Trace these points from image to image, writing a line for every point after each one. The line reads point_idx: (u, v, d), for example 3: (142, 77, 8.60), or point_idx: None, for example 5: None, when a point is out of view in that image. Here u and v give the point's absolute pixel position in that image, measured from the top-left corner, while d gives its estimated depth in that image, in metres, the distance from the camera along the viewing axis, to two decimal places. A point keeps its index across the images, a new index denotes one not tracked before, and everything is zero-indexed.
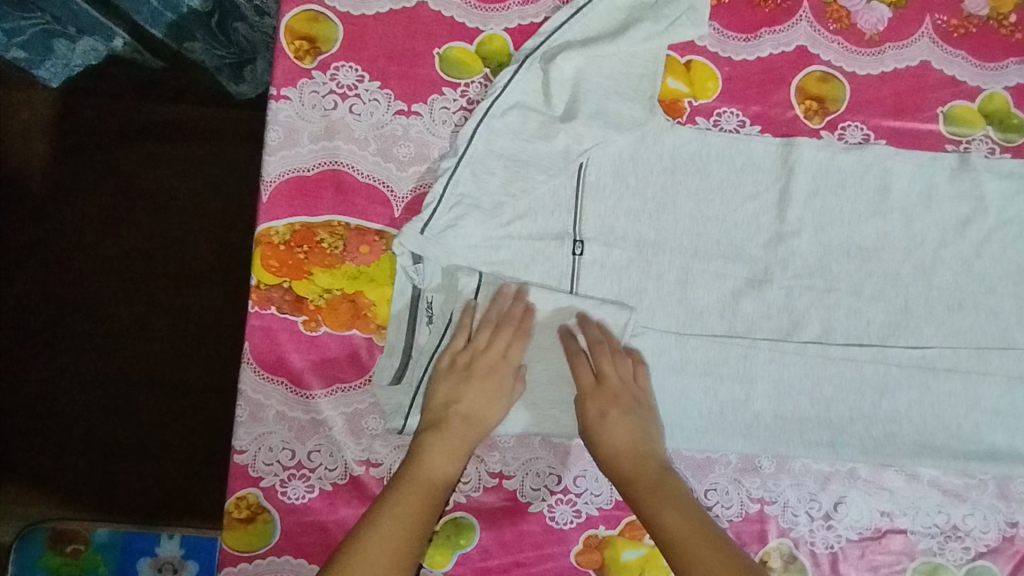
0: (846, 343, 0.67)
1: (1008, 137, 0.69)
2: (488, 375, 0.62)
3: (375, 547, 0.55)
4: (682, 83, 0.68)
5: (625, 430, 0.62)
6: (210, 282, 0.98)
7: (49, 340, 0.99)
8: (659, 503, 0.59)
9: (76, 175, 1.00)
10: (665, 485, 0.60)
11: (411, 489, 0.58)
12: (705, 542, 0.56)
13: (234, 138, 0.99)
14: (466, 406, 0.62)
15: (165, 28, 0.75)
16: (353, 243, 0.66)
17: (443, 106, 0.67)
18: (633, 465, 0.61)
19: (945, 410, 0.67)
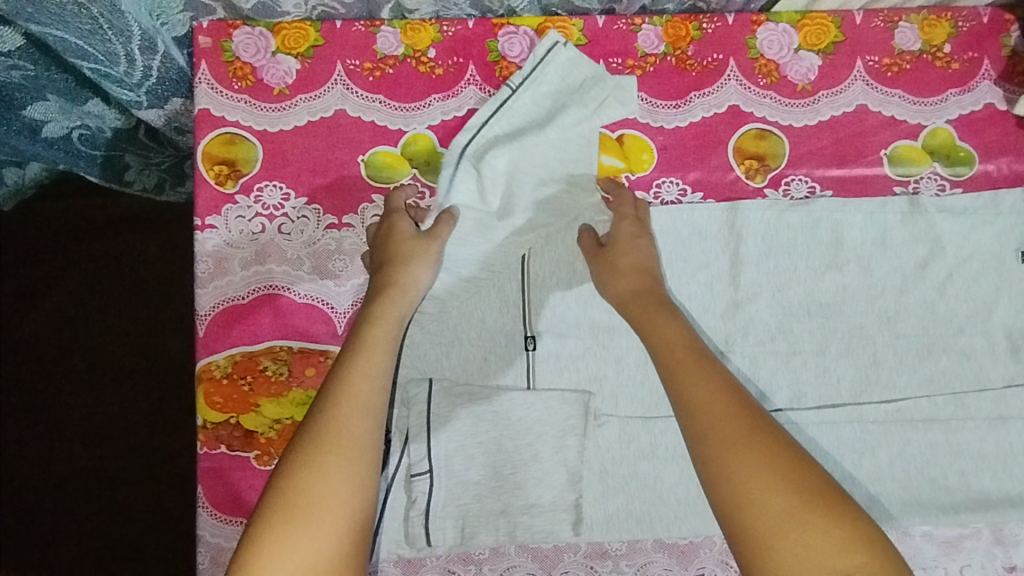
0: (818, 405, 0.65)
1: (956, 171, 0.67)
2: (401, 234, 0.61)
3: (343, 416, 0.51)
4: (616, 158, 0.66)
5: (643, 303, 0.60)
6: (172, 355, 0.99)
7: (21, 470, 0.98)
8: (673, 350, 0.56)
9: (27, 286, 0.99)
10: (667, 315, 0.59)
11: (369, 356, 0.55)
12: (721, 395, 0.52)
13: (179, 228, 1.00)
14: (386, 263, 0.60)
15: (102, 164, 0.81)
16: (298, 367, 0.63)
17: (375, 214, 0.65)
18: (642, 311, 0.60)
19: (928, 461, 0.65)
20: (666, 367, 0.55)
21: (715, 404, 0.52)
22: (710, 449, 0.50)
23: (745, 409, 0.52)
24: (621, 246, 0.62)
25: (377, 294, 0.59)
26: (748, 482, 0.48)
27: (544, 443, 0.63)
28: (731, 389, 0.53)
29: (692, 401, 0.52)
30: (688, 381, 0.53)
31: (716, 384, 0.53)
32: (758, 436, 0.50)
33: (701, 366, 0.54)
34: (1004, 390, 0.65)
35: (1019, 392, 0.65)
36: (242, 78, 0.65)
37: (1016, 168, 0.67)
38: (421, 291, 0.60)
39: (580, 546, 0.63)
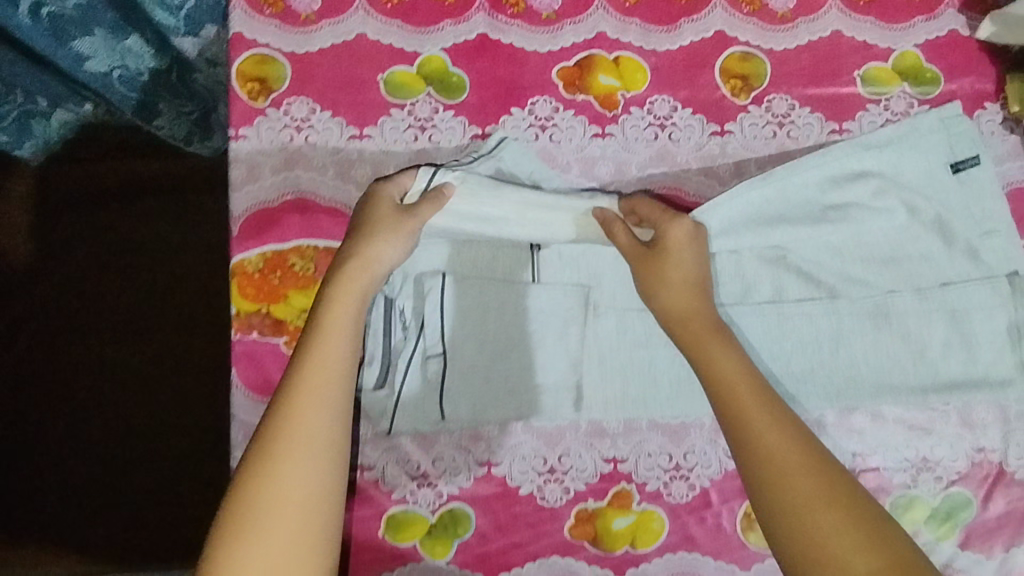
0: (799, 299, 0.69)
1: (924, 90, 0.73)
2: (387, 227, 0.64)
3: (294, 427, 0.58)
4: (612, 78, 0.72)
5: (708, 334, 0.63)
6: (200, 302, 1.09)
7: (64, 404, 1.06)
8: (738, 390, 0.60)
9: (68, 237, 1.09)
10: (728, 346, 0.63)
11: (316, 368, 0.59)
12: (805, 468, 0.56)
13: (208, 188, 1.10)
14: (364, 250, 0.64)
15: (139, 106, 0.86)
16: (323, 263, 0.70)
17: (393, 127, 0.71)
18: (699, 334, 0.64)
19: (897, 350, 0.69)
20: (731, 407, 0.60)
21: (780, 453, 0.57)
22: (781, 519, 0.55)
23: (815, 459, 0.57)
24: (668, 258, 0.65)
25: (340, 277, 0.63)
26: (822, 540, 0.53)
27: (549, 331, 0.69)
28: (819, 459, 0.57)
29: (759, 442, 0.58)
30: (760, 434, 0.58)
31: (787, 437, 0.58)
32: (828, 485, 0.55)
33: (769, 415, 0.59)
34: (971, 285, 0.70)
35: (978, 287, 0.69)
36: (273, 5, 0.72)
37: (978, 88, 0.73)
38: (384, 264, 0.64)
39: (580, 425, 0.69)
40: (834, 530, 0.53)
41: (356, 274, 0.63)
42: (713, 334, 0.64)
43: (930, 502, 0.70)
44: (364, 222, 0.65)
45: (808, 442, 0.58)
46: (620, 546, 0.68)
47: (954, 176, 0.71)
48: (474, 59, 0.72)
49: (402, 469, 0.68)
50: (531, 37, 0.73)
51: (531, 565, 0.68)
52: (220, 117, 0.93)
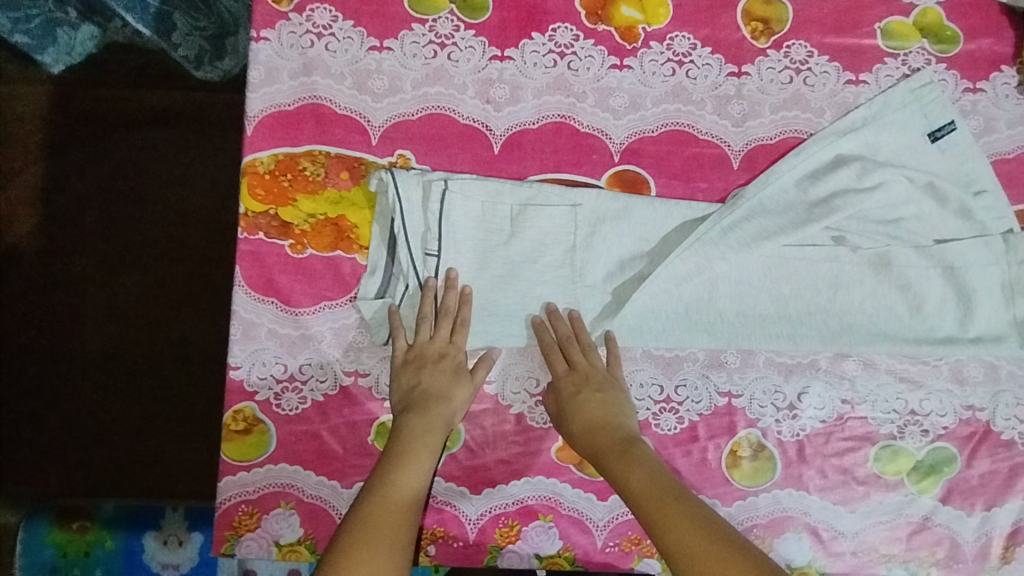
0: (801, 243, 0.69)
1: (942, 49, 0.72)
2: (450, 361, 0.66)
3: (406, 459, 0.62)
4: (635, 10, 0.72)
5: (623, 453, 0.62)
6: (203, 230, 1.07)
7: (65, 318, 1.07)
8: (646, 502, 0.58)
9: (76, 155, 1.07)
10: (637, 460, 0.61)
11: (445, 401, 0.65)
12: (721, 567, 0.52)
13: (220, 117, 1.07)
14: (430, 388, 0.65)
15: (151, 18, 0.78)
16: (334, 169, 0.70)
17: (413, 41, 0.72)
18: (611, 464, 0.62)
19: (894, 301, 0.69)
20: (651, 520, 0.57)
21: (699, 560, 0.53)
22: None
23: (731, 554, 0.53)
24: (572, 407, 0.65)
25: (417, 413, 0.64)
26: None
27: (550, 255, 0.68)
28: (736, 551, 0.53)
29: (671, 541, 0.55)
30: (678, 542, 0.54)
31: (703, 536, 0.54)
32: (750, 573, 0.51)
33: (676, 514, 0.56)
34: (973, 242, 0.69)
35: (971, 244, 0.69)
36: None
37: (996, 50, 0.72)
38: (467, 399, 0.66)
39: None
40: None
41: (434, 368, 0.65)
42: (623, 453, 0.62)
43: (915, 454, 0.68)
44: (420, 353, 0.66)
45: (723, 534, 0.55)
46: None
47: (933, 146, 0.71)
48: None
49: None
50: None
51: (516, 483, 0.67)
52: (235, 41, 0.87)
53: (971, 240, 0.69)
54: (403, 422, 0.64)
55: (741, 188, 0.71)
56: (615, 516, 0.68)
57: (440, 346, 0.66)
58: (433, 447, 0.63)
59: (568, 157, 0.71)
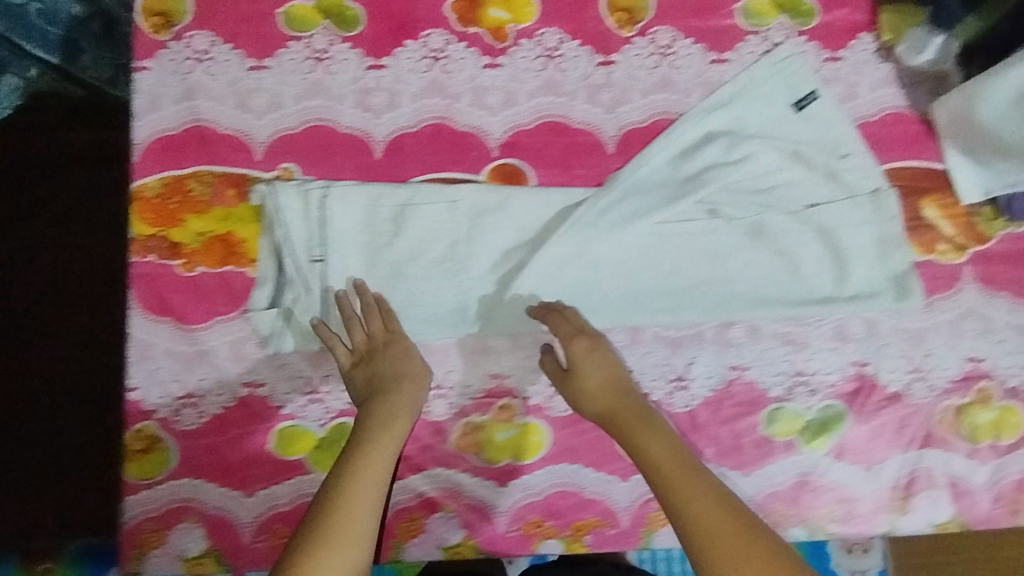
0: (678, 220, 0.72)
1: (802, 22, 0.74)
2: (396, 346, 0.67)
3: (375, 447, 0.61)
4: (502, 11, 0.74)
5: (620, 424, 0.63)
6: None
7: None
8: (662, 474, 0.58)
9: None
10: (658, 428, 0.61)
11: (408, 385, 0.65)
12: (739, 543, 0.54)
13: None
14: (388, 372, 0.65)
15: (56, 45, 0.81)
16: (220, 188, 0.72)
17: (291, 59, 0.73)
18: (627, 430, 0.62)
19: (773, 268, 0.71)
20: (666, 488, 0.57)
21: (716, 541, 0.54)
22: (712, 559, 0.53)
23: (757, 538, 0.54)
24: (609, 383, 0.65)
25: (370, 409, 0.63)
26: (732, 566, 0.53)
27: (433, 251, 0.70)
28: (764, 538, 0.54)
29: (692, 518, 0.55)
30: (699, 519, 0.55)
31: (730, 512, 0.55)
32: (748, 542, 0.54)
33: (691, 485, 0.57)
34: (843, 203, 0.72)
35: (841, 206, 0.72)
36: None
37: (853, 19, 0.75)
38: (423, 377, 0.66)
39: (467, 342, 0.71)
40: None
41: (383, 357, 0.66)
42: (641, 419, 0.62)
43: (802, 414, 0.71)
44: (369, 346, 0.67)
45: (751, 520, 0.55)
46: (505, 457, 0.69)
47: (799, 115, 0.73)
48: None
49: (292, 385, 0.70)
50: None
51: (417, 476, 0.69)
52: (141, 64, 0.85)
53: (840, 202, 0.72)
54: (365, 412, 0.63)
55: (618, 171, 0.72)
56: (517, 501, 0.69)
57: (382, 338, 0.67)
58: (404, 433, 0.63)
59: (448, 156, 0.73)
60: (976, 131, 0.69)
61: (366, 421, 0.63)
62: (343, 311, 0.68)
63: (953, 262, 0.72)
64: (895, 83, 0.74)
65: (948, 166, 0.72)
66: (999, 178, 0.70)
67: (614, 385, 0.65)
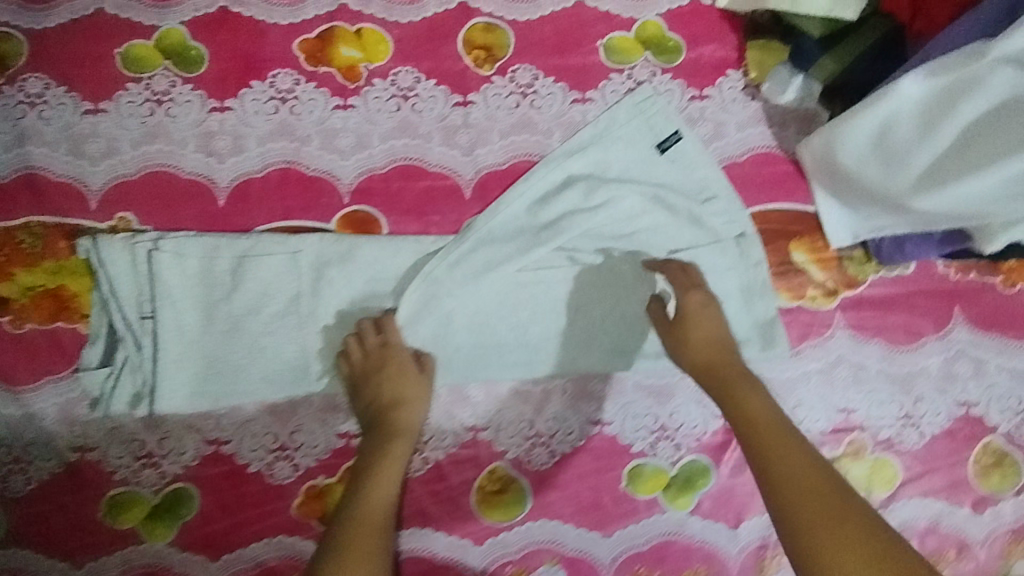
0: (537, 268, 0.68)
1: (667, 59, 0.71)
2: (394, 365, 0.64)
3: (378, 471, 0.60)
4: (354, 49, 0.71)
5: (706, 378, 0.61)
6: None
7: None
8: (763, 430, 0.56)
9: None
10: (746, 395, 0.59)
11: (402, 406, 0.63)
12: (807, 501, 0.51)
13: None
14: (388, 395, 0.63)
15: None
16: (52, 240, 0.68)
17: (130, 101, 0.70)
18: (721, 394, 0.60)
19: (634, 318, 0.69)
20: (752, 446, 0.56)
21: (794, 498, 0.51)
22: (798, 524, 0.50)
23: (830, 502, 0.51)
24: (721, 341, 0.63)
25: (384, 429, 0.62)
26: (830, 548, 0.48)
27: (275, 305, 0.67)
28: (835, 499, 0.51)
29: (776, 476, 0.53)
30: (782, 481, 0.53)
31: (799, 480, 0.52)
32: (832, 517, 0.50)
33: (784, 447, 0.55)
34: (707, 249, 0.69)
35: (705, 252, 0.69)
36: None
37: (720, 55, 0.72)
38: (424, 399, 0.64)
39: (314, 399, 0.68)
40: (826, 545, 0.48)
41: (382, 376, 0.63)
42: (737, 378, 0.60)
43: (666, 468, 0.68)
44: (365, 369, 0.64)
45: (834, 481, 0.52)
46: None
47: (662, 156, 0.70)
48: (213, 32, 0.70)
49: (125, 450, 0.66)
50: (272, 9, 0.71)
51: (258, 544, 0.66)
52: None
53: (703, 247, 0.69)
54: (389, 428, 0.62)
55: (474, 217, 0.69)
56: None
57: (377, 358, 0.64)
58: (407, 447, 0.61)
59: (296, 203, 0.69)
60: (841, 177, 0.66)
61: (387, 428, 0.62)
62: (350, 336, 0.66)
63: (824, 307, 0.69)
64: (763, 122, 0.71)
65: (818, 209, 0.69)
66: (866, 222, 0.67)
67: (712, 349, 0.62)
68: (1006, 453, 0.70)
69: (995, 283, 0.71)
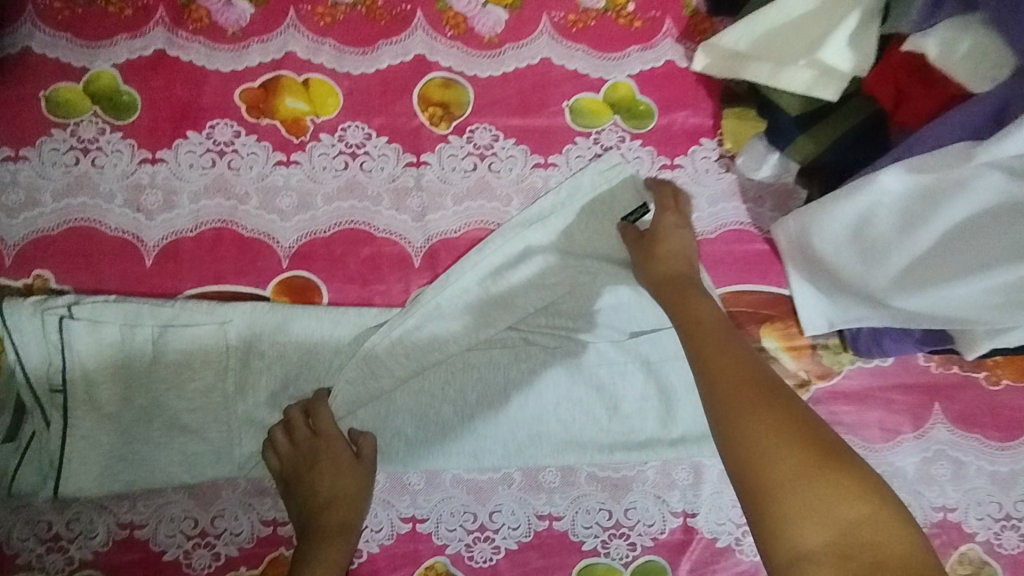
0: (488, 344, 0.63)
1: (637, 124, 0.67)
2: (325, 460, 0.59)
3: None
4: (300, 101, 0.66)
5: (663, 288, 0.59)
6: None
7: None
8: (703, 331, 0.54)
9: None
10: (693, 295, 0.57)
11: (336, 504, 0.58)
12: (748, 403, 0.46)
13: None
14: (322, 494, 0.58)
15: None
16: None
17: (53, 148, 0.64)
18: (671, 295, 0.58)
19: (590, 403, 0.63)
20: (696, 345, 0.52)
21: (742, 396, 0.47)
22: (727, 419, 0.46)
23: (776, 400, 0.46)
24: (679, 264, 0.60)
25: (319, 534, 0.57)
26: (762, 450, 0.44)
27: (199, 379, 0.60)
28: (782, 399, 0.46)
29: (713, 373, 0.49)
30: (719, 375, 0.49)
31: (746, 379, 0.48)
32: (770, 416, 0.45)
33: (725, 350, 0.51)
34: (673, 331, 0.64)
35: (671, 335, 0.64)
36: None
37: (694, 122, 0.68)
38: (364, 489, 0.59)
39: (239, 482, 0.62)
40: (764, 442, 0.44)
41: (314, 473, 0.59)
42: (690, 292, 0.58)
43: (620, 569, 0.62)
44: (294, 466, 0.59)
45: (777, 390, 0.47)
46: None
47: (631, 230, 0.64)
48: (148, 78, 0.65)
49: (30, 531, 0.59)
50: (213, 53, 0.66)
51: None
52: None
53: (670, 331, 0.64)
54: (320, 529, 0.57)
55: (422, 289, 0.64)
56: None
57: (307, 450, 0.59)
58: (344, 548, 0.57)
59: (230, 266, 0.63)
60: (818, 264, 0.61)
61: (318, 531, 0.57)
62: (278, 425, 0.60)
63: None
64: (737, 196, 0.67)
65: (794, 293, 0.64)
66: (843, 312, 0.62)
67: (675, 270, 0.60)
68: (984, 562, 0.64)
69: (978, 379, 0.66)
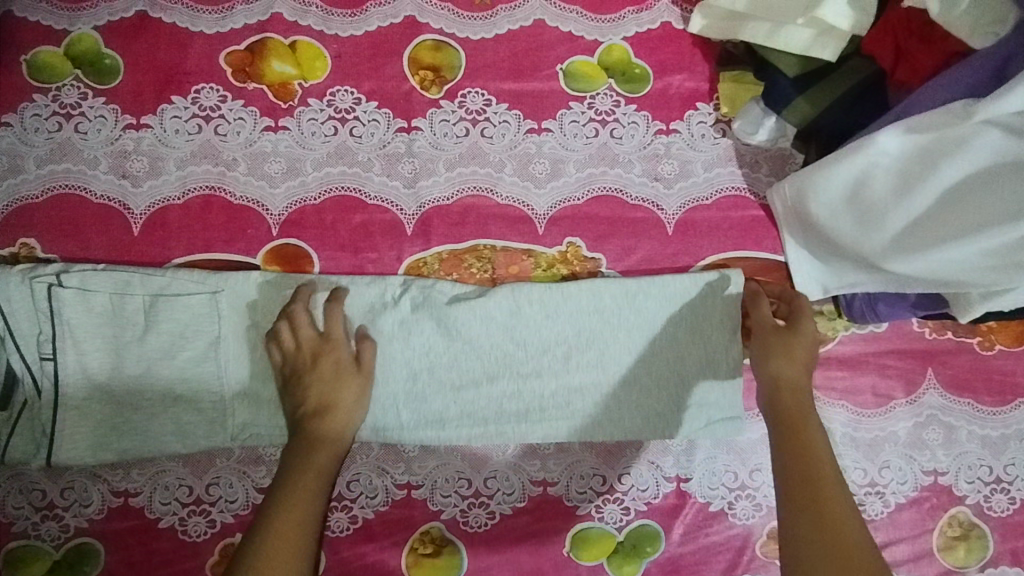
0: (481, 313, 0.62)
1: (633, 88, 0.66)
2: (327, 360, 0.58)
3: (305, 472, 0.52)
4: (287, 65, 0.64)
5: (769, 335, 0.59)
6: None
7: None
8: (784, 391, 0.55)
9: None
10: (795, 353, 0.57)
11: (331, 415, 0.56)
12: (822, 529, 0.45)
13: None
14: (315, 395, 0.56)
15: None
16: None
17: (35, 114, 0.62)
18: (773, 340, 0.58)
19: (585, 371, 0.63)
20: (777, 415, 0.53)
21: (825, 483, 0.48)
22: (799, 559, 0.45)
23: (817, 465, 0.49)
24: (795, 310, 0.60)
25: (308, 435, 0.55)
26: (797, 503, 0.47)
27: (191, 348, 0.60)
28: (821, 466, 0.49)
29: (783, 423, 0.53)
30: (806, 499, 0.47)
31: (806, 445, 0.51)
32: (809, 470, 0.49)
33: (804, 421, 0.52)
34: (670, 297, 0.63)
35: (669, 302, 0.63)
36: None
37: (690, 86, 0.67)
38: (360, 405, 0.58)
39: (234, 450, 0.62)
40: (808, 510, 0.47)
41: (311, 373, 0.57)
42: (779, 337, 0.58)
43: (614, 533, 0.62)
44: (294, 368, 0.58)
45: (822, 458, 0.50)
46: None
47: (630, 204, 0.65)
48: (130, 40, 0.64)
49: (25, 499, 0.59)
50: (197, 15, 0.65)
51: None
52: None
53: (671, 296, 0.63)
54: (309, 435, 0.55)
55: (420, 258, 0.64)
56: None
57: (316, 349, 0.58)
58: (331, 458, 0.54)
59: (220, 233, 0.62)
60: (811, 228, 0.60)
61: (308, 434, 0.55)
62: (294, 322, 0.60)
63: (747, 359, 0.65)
64: (733, 162, 0.66)
65: (788, 259, 0.64)
66: (838, 277, 0.62)
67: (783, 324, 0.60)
68: (974, 524, 0.65)
69: (972, 345, 0.66)
